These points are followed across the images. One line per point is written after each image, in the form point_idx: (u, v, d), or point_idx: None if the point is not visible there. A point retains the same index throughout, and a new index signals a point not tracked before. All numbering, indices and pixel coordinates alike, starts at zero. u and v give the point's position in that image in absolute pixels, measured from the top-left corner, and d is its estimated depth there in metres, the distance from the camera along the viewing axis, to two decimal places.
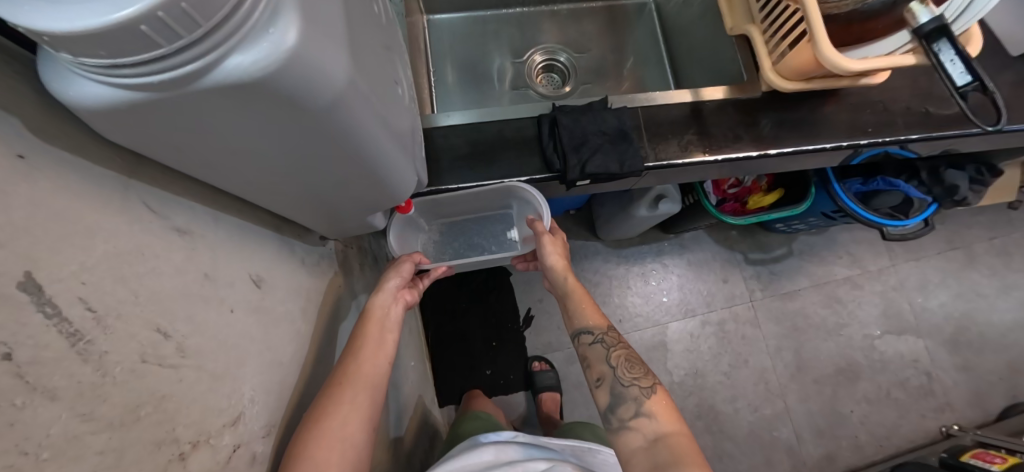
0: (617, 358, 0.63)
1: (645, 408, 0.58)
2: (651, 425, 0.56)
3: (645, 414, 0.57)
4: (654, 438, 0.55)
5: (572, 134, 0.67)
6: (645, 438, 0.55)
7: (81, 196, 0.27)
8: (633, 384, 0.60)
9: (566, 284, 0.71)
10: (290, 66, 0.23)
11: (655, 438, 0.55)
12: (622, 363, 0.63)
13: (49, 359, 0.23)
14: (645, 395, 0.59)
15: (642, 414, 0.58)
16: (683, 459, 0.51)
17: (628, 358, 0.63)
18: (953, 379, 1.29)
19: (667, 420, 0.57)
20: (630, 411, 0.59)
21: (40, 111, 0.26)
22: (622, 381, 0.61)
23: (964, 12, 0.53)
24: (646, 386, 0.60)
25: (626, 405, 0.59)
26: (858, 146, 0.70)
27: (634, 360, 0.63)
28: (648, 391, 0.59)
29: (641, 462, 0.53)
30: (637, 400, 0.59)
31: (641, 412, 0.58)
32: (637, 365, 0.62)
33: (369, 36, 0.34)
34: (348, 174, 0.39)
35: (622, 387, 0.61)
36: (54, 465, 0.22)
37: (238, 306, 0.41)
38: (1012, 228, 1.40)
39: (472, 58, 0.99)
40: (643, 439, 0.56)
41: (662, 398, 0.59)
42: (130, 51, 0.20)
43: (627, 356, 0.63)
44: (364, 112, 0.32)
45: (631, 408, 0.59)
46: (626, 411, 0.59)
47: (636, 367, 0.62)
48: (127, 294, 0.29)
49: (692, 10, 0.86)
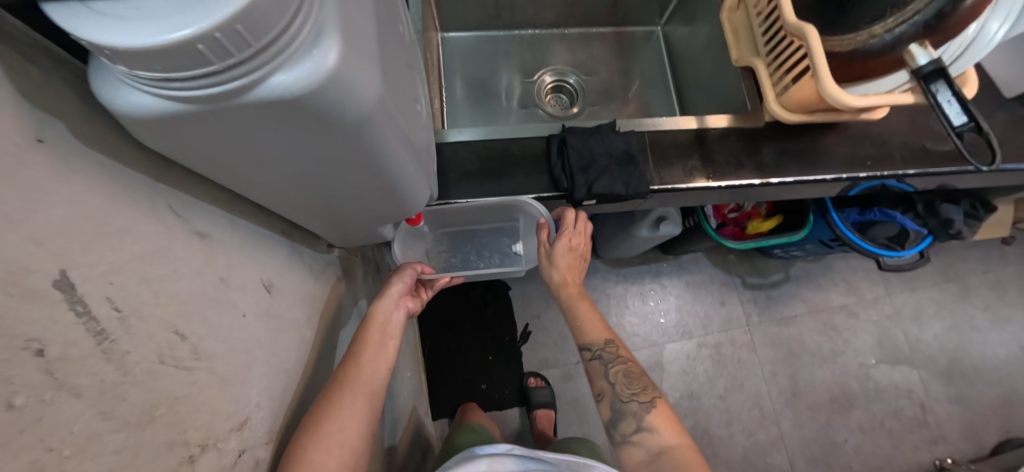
0: (616, 375, 0.66)
1: (645, 422, 0.63)
2: (652, 439, 0.62)
3: (647, 429, 0.62)
4: (655, 452, 0.60)
5: (580, 155, 0.68)
6: (646, 452, 0.61)
7: (113, 198, 0.28)
8: (631, 399, 0.65)
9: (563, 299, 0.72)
10: (328, 87, 0.25)
11: (656, 451, 0.60)
12: (621, 379, 0.66)
13: (77, 356, 0.24)
14: (644, 410, 0.64)
15: (643, 428, 0.63)
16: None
17: (627, 373, 0.66)
18: (947, 411, 1.29)
19: (668, 433, 0.62)
20: (631, 426, 0.64)
21: (82, 115, 0.27)
22: (622, 397, 0.65)
23: (959, 57, 0.56)
24: (645, 400, 0.65)
25: (626, 420, 0.64)
26: (856, 179, 0.72)
27: (634, 374, 0.66)
28: (648, 406, 0.64)
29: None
30: (636, 416, 0.63)
31: (641, 427, 0.63)
32: (637, 380, 0.66)
33: (397, 56, 0.36)
34: (365, 186, 0.40)
35: (621, 404, 0.65)
36: (75, 462, 0.23)
37: (250, 310, 0.42)
38: (1006, 262, 1.42)
39: (483, 76, 1.02)
40: (644, 453, 0.61)
41: (661, 411, 0.64)
42: (185, 66, 0.21)
43: (626, 371, 0.67)
44: (389, 130, 0.33)
45: (632, 423, 0.63)
46: (628, 427, 0.64)
47: (636, 381, 0.66)
48: (149, 295, 0.30)
49: (699, 40, 0.89)
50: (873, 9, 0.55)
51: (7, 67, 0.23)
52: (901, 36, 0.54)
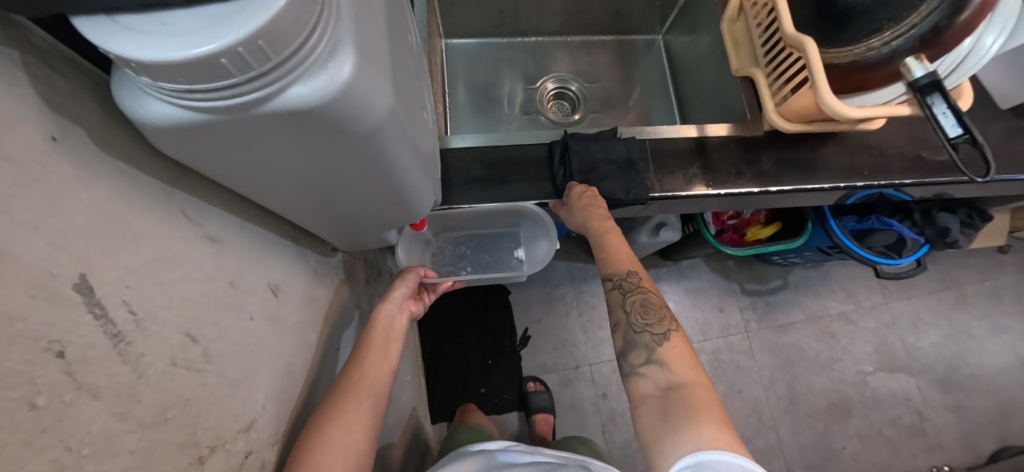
0: (632, 303, 0.60)
1: (658, 355, 0.56)
2: (664, 373, 0.54)
3: (656, 362, 0.55)
4: (667, 387, 0.53)
5: (582, 160, 0.70)
6: (658, 386, 0.54)
7: (131, 203, 0.29)
8: (645, 330, 0.58)
9: (590, 229, 0.67)
10: (343, 98, 0.25)
11: (669, 386, 0.53)
12: (636, 308, 0.60)
13: (95, 358, 0.24)
14: (657, 342, 0.57)
15: (654, 361, 0.56)
16: (700, 418, 0.48)
17: (643, 302, 0.60)
18: (944, 419, 1.29)
19: (684, 367, 0.54)
20: (640, 357, 0.57)
21: (102, 122, 0.28)
22: (635, 327, 0.59)
23: (954, 71, 0.57)
24: (660, 332, 0.58)
25: (637, 352, 0.57)
26: (854, 187, 0.73)
27: (652, 305, 0.60)
28: (661, 338, 0.57)
29: (653, 412, 0.52)
30: (648, 347, 0.57)
31: (653, 359, 0.56)
32: (655, 311, 0.59)
33: (406, 67, 0.36)
34: (373, 193, 0.41)
35: (634, 334, 0.58)
36: (93, 461, 0.23)
37: (257, 313, 0.42)
38: (1002, 271, 1.43)
39: (486, 82, 1.03)
40: (654, 387, 0.54)
41: (679, 344, 0.57)
42: (208, 79, 0.22)
43: (643, 300, 0.60)
44: (398, 138, 0.33)
45: (642, 355, 0.57)
46: (637, 358, 0.57)
47: (652, 312, 0.59)
48: (163, 298, 0.30)
49: (699, 49, 0.90)
50: (870, 23, 0.57)
51: (33, 76, 0.24)
52: (898, 50, 0.55)
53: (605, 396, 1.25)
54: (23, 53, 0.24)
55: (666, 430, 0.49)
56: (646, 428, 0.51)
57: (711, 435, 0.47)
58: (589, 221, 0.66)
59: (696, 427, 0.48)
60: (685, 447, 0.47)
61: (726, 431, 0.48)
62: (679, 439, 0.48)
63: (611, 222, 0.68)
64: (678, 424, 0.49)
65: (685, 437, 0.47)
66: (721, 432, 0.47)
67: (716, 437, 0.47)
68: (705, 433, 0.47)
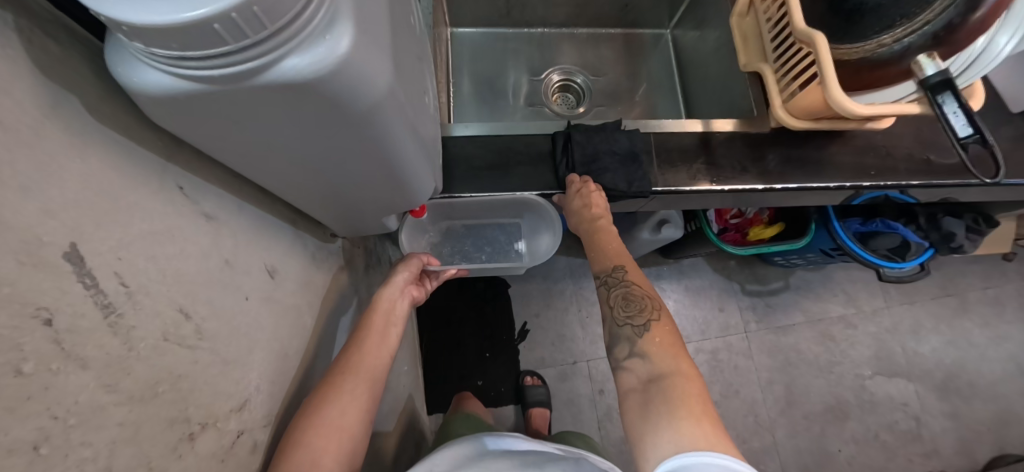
0: (616, 298, 0.60)
1: (639, 347, 0.55)
2: (645, 367, 0.54)
3: (639, 355, 0.55)
4: (647, 380, 0.52)
5: (584, 151, 0.69)
6: (639, 379, 0.53)
7: (125, 174, 0.29)
8: (626, 324, 0.58)
9: (581, 230, 0.68)
10: (340, 71, 0.25)
11: (649, 379, 0.52)
12: (619, 302, 0.60)
13: (84, 328, 0.24)
14: (638, 334, 0.56)
15: (636, 354, 0.55)
16: (677, 413, 0.48)
17: (627, 296, 0.60)
18: (942, 426, 1.28)
19: (665, 358, 0.53)
20: (625, 351, 0.57)
21: (95, 89, 0.28)
22: (618, 321, 0.59)
23: (969, 67, 0.56)
24: (642, 324, 0.57)
25: (620, 346, 0.57)
26: (860, 188, 0.72)
27: (635, 297, 0.59)
28: (642, 330, 0.57)
29: (632, 406, 0.52)
30: (630, 341, 0.57)
31: (635, 352, 0.56)
32: (638, 303, 0.59)
33: (407, 46, 0.36)
34: (370, 175, 0.40)
35: (617, 328, 0.59)
36: (79, 431, 0.23)
37: (253, 293, 0.42)
38: (1006, 279, 1.42)
39: (491, 73, 1.02)
40: (636, 381, 0.54)
41: (662, 335, 0.56)
42: (199, 45, 0.22)
43: (626, 294, 0.60)
44: (397, 116, 0.32)
45: (626, 348, 0.57)
46: (621, 351, 0.57)
47: (635, 304, 0.59)
48: (156, 272, 0.30)
49: (707, 44, 0.89)
50: (883, 19, 0.55)
51: (28, 41, 0.24)
52: (910, 47, 0.54)
53: (601, 392, 1.25)
54: (16, 16, 0.24)
55: (645, 426, 0.49)
56: (628, 423, 0.51)
57: (688, 431, 0.46)
58: (579, 221, 0.67)
59: (672, 423, 0.47)
60: (661, 443, 0.47)
61: (704, 424, 0.46)
62: (655, 435, 0.48)
63: (604, 218, 0.67)
64: (655, 420, 0.48)
65: (660, 433, 0.47)
66: (697, 426, 0.46)
67: (692, 432, 0.46)
68: (681, 429, 0.46)
